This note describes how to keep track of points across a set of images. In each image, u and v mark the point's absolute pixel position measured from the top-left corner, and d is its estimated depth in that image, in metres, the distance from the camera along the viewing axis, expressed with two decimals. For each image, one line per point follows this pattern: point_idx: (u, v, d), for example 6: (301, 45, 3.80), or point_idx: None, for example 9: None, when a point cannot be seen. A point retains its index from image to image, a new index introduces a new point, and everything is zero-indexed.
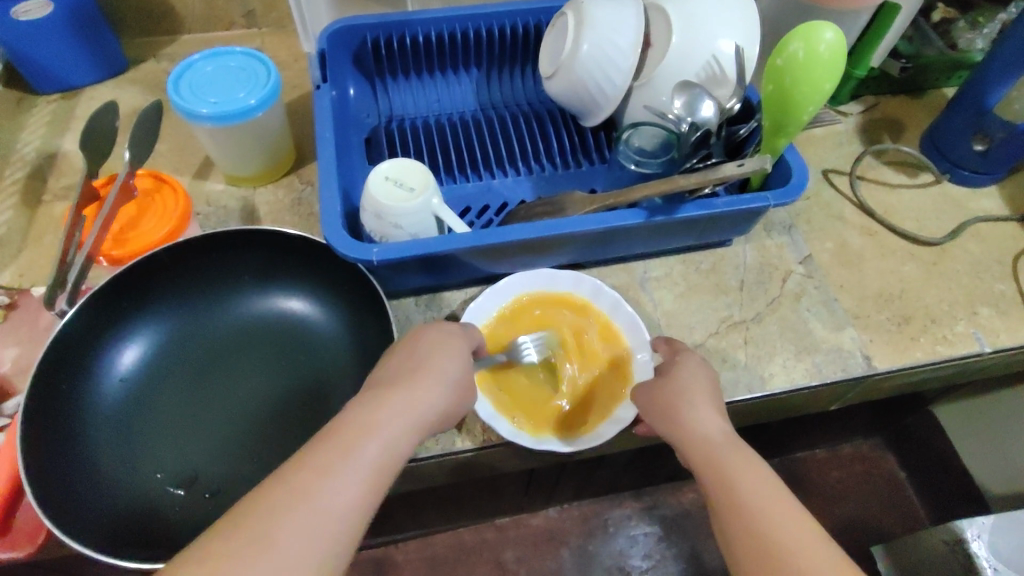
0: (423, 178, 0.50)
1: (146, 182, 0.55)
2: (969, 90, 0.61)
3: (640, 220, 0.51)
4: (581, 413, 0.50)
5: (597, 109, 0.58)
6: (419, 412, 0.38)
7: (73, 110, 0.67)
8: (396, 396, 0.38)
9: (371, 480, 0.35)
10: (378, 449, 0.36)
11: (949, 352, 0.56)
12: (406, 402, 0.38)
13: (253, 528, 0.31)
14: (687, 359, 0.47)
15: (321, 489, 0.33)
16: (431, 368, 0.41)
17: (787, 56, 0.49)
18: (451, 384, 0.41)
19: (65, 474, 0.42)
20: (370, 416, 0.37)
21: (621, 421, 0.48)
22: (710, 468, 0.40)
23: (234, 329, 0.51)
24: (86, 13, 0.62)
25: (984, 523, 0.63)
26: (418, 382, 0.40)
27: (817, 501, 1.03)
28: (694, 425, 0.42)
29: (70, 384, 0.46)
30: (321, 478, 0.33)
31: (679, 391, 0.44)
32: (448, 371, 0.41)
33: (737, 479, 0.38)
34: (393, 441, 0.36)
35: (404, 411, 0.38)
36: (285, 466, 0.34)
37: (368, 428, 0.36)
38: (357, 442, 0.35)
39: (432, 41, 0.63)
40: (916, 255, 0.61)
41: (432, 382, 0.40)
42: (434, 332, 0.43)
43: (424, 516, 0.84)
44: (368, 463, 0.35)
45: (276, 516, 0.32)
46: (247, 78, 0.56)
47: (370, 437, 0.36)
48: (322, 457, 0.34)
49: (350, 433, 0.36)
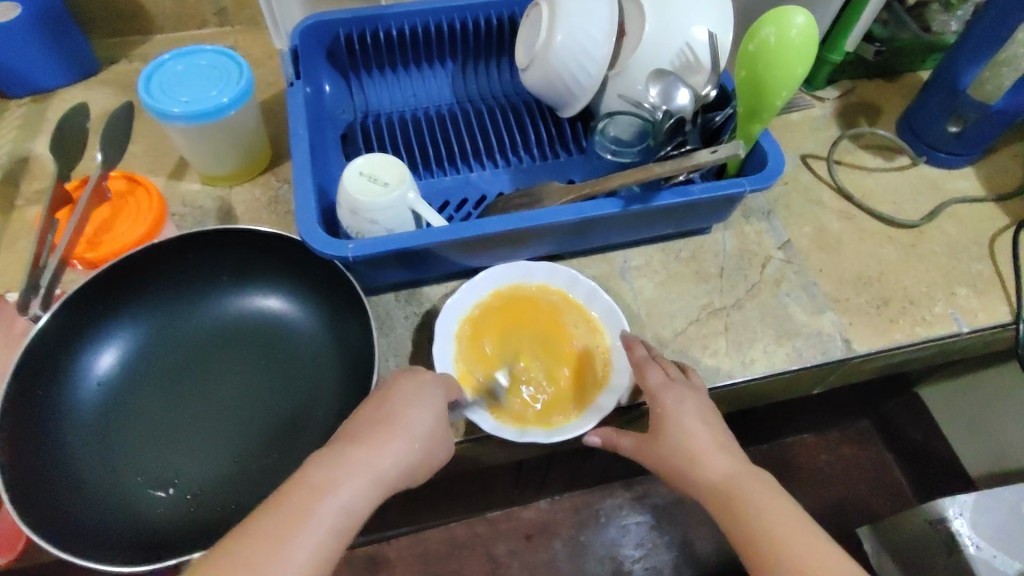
0: (398, 173, 0.49)
1: (120, 184, 0.54)
2: (943, 72, 0.61)
3: (617, 209, 0.51)
4: (563, 404, 0.50)
5: (573, 100, 0.58)
6: (383, 469, 0.38)
7: (44, 113, 0.66)
8: (357, 452, 0.38)
9: (322, 546, 0.34)
10: (334, 512, 0.35)
11: (927, 333, 0.56)
12: (367, 459, 0.38)
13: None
14: (667, 393, 0.45)
15: (274, 557, 0.33)
16: (400, 421, 0.40)
17: (759, 42, 0.49)
18: (418, 439, 0.40)
19: (43, 482, 0.42)
20: (329, 475, 0.36)
21: (602, 409, 0.48)
22: (727, 517, 0.41)
23: (212, 330, 0.51)
24: (54, 14, 0.61)
25: (966, 501, 0.64)
26: (384, 437, 0.39)
27: (807, 484, 1.04)
28: (701, 466, 0.43)
29: (47, 388, 0.45)
30: (273, 545, 0.33)
31: (675, 449, 0.44)
32: (416, 425, 0.40)
33: (756, 526, 0.39)
34: (351, 504, 0.36)
35: (364, 469, 0.37)
36: (239, 532, 0.34)
37: (326, 489, 0.36)
38: (316, 501, 0.35)
39: (405, 35, 0.63)
40: (894, 238, 0.62)
41: (397, 437, 0.39)
42: (410, 383, 0.42)
43: (414, 512, 0.84)
44: (322, 527, 0.35)
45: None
46: (219, 76, 0.55)
47: (327, 499, 0.35)
48: (280, 517, 0.34)
49: (306, 495, 0.35)
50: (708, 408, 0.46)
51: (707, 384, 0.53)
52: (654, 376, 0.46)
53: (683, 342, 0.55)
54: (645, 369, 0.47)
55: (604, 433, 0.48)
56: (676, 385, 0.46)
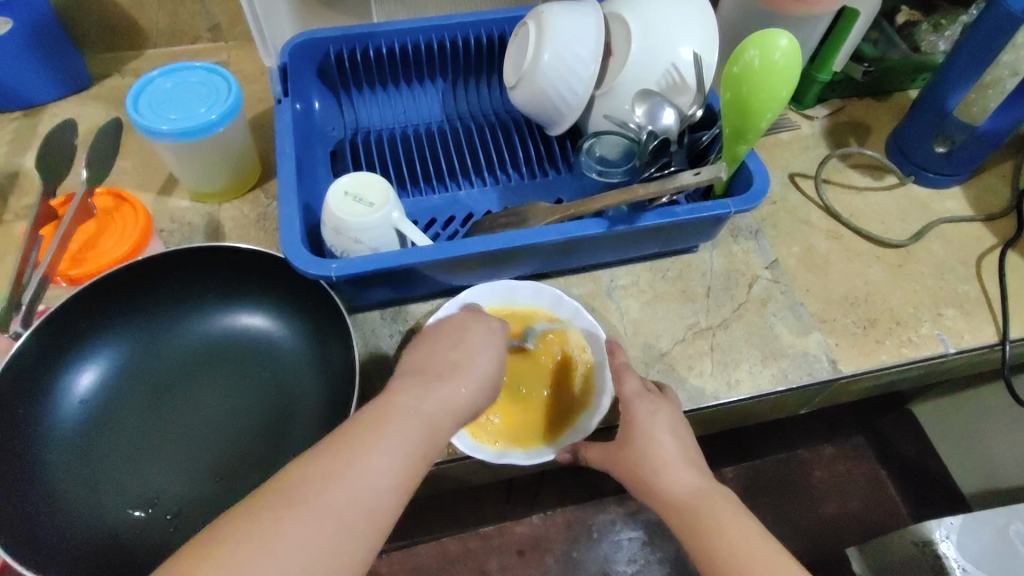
0: (382, 192, 0.50)
1: (106, 201, 0.54)
2: (929, 94, 0.61)
3: (602, 230, 0.51)
4: (546, 424, 0.50)
5: (561, 119, 0.58)
6: (460, 400, 0.38)
7: (35, 127, 0.66)
8: (438, 383, 0.38)
9: (410, 458, 0.35)
10: (421, 428, 0.36)
11: (913, 354, 0.56)
12: (447, 388, 0.38)
13: (299, 493, 0.32)
14: (641, 402, 0.45)
15: (365, 462, 0.33)
16: (477, 361, 0.40)
17: (743, 64, 0.49)
18: (491, 379, 0.41)
19: (19, 502, 0.41)
20: (415, 398, 0.37)
21: (582, 431, 0.49)
22: (689, 535, 0.40)
23: (195, 348, 0.51)
24: (46, 30, 0.62)
25: (953, 524, 0.63)
26: (462, 370, 0.39)
27: (802, 500, 1.03)
28: (666, 481, 0.43)
29: (25, 407, 0.45)
30: (364, 451, 0.34)
31: (642, 458, 0.44)
32: (492, 364, 0.41)
33: (715, 542, 0.39)
34: (434, 424, 0.36)
35: (445, 395, 0.38)
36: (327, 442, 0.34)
37: (413, 407, 0.36)
38: (398, 419, 0.35)
39: (396, 53, 0.63)
40: (881, 258, 0.62)
41: (475, 372, 0.40)
42: (479, 323, 0.43)
43: (404, 527, 0.83)
44: (409, 443, 0.35)
45: (321, 483, 0.32)
46: (208, 93, 0.55)
47: (412, 417, 0.36)
48: (365, 429, 0.34)
49: (394, 413, 0.36)
50: (680, 421, 0.46)
51: (692, 405, 0.53)
52: (630, 384, 0.47)
53: (669, 362, 0.55)
54: (623, 377, 0.47)
55: (574, 448, 0.48)
56: (652, 396, 0.46)
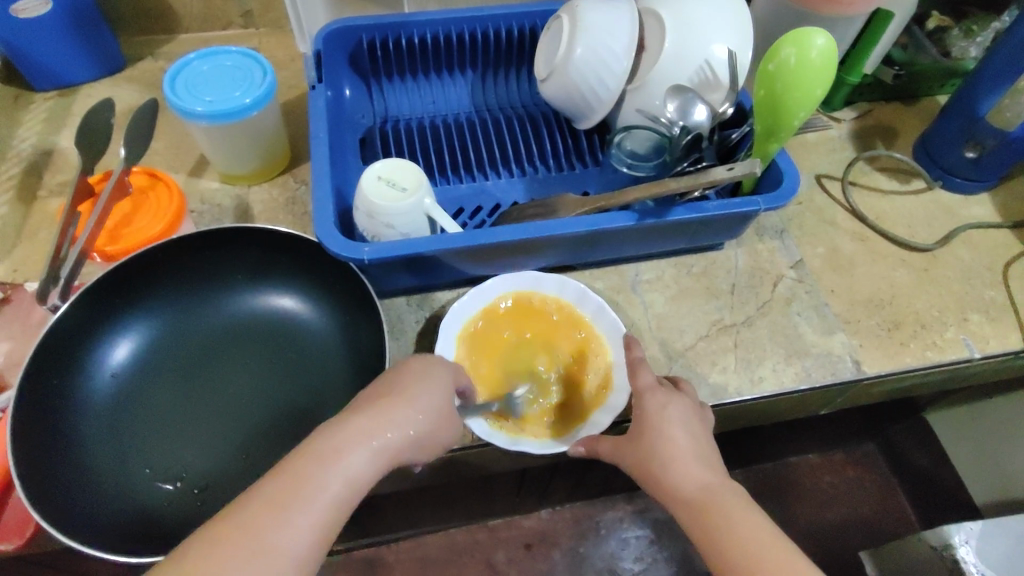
0: (416, 178, 0.50)
1: (140, 179, 0.55)
2: (960, 99, 0.61)
3: (631, 222, 0.51)
4: (558, 418, 0.50)
5: (590, 113, 0.58)
6: (385, 441, 0.37)
7: (69, 107, 0.67)
8: (362, 424, 0.37)
9: (326, 513, 0.34)
10: (338, 480, 0.35)
11: (938, 358, 0.56)
12: (373, 429, 0.37)
13: (202, 561, 0.31)
14: (652, 396, 0.46)
15: (270, 523, 0.33)
16: (406, 396, 0.39)
17: (779, 61, 0.49)
18: (423, 414, 0.39)
19: (55, 469, 0.42)
20: (335, 445, 0.36)
21: (597, 425, 0.49)
22: (698, 530, 0.40)
23: (226, 327, 0.51)
24: (84, 10, 0.62)
25: (972, 529, 0.63)
26: (390, 411, 0.38)
27: (811, 505, 1.03)
28: (674, 477, 0.42)
29: (61, 378, 0.46)
30: (275, 511, 0.33)
31: (652, 451, 0.44)
32: (420, 400, 0.39)
33: (726, 539, 0.39)
34: (356, 474, 0.35)
35: (367, 437, 0.36)
36: (236, 506, 0.33)
37: (329, 457, 0.35)
38: (312, 474, 0.34)
39: (428, 43, 0.64)
40: (907, 261, 0.62)
41: (404, 410, 0.38)
42: (419, 362, 0.42)
43: (416, 515, 0.84)
44: (327, 499, 0.34)
45: (226, 548, 0.32)
46: (243, 77, 0.56)
47: (331, 469, 0.35)
48: (275, 487, 0.34)
49: (307, 467, 0.35)
50: (694, 415, 0.46)
51: (715, 401, 0.53)
52: (644, 377, 0.47)
53: (692, 358, 0.55)
54: (636, 371, 0.48)
55: (587, 442, 0.47)
56: (664, 389, 0.47)
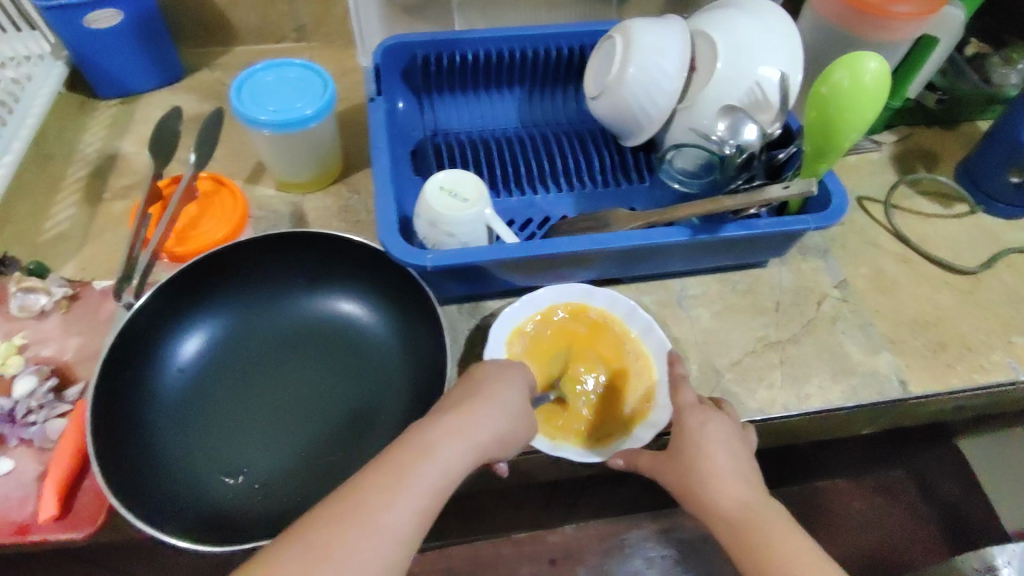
0: (477, 190, 0.52)
1: (206, 185, 0.58)
2: (1003, 126, 0.62)
3: (683, 237, 0.52)
4: (598, 429, 0.51)
5: (640, 131, 0.59)
6: (477, 437, 0.38)
7: (132, 114, 0.70)
8: (453, 419, 0.38)
9: (429, 501, 0.35)
10: (437, 471, 0.36)
11: (984, 380, 0.56)
12: (463, 425, 0.38)
13: (317, 541, 0.32)
14: (691, 413, 0.46)
15: (380, 507, 0.33)
16: (487, 395, 0.40)
17: (832, 84, 0.50)
18: (509, 414, 0.40)
19: (126, 458, 0.43)
20: (429, 437, 0.37)
21: (638, 440, 0.49)
22: (738, 548, 0.40)
23: (286, 327, 0.53)
24: (151, 22, 0.65)
25: (1013, 551, 0.65)
26: (475, 410, 0.39)
27: (842, 532, 1.01)
28: (712, 494, 0.42)
29: (133, 370, 0.47)
30: (383, 495, 0.34)
31: (690, 467, 0.44)
32: (506, 401, 0.41)
33: (764, 556, 0.39)
34: (450, 465, 0.36)
35: (461, 434, 0.37)
36: (343, 490, 0.34)
37: (426, 449, 0.36)
38: (414, 464, 0.35)
39: (480, 60, 0.66)
40: (951, 283, 0.62)
41: (488, 409, 0.40)
42: (493, 367, 0.44)
43: (446, 526, 0.84)
44: (429, 484, 0.35)
45: (340, 531, 0.32)
46: (305, 89, 0.58)
47: (428, 459, 0.36)
48: (380, 474, 0.35)
49: (410, 452, 0.36)
50: (734, 434, 0.46)
51: (762, 417, 0.53)
52: (686, 395, 0.48)
53: (739, 372, 0.55)
54: (680, 387, 0.49)
55: (627, 454, 0.48)
56: (703, 407, 0.47)
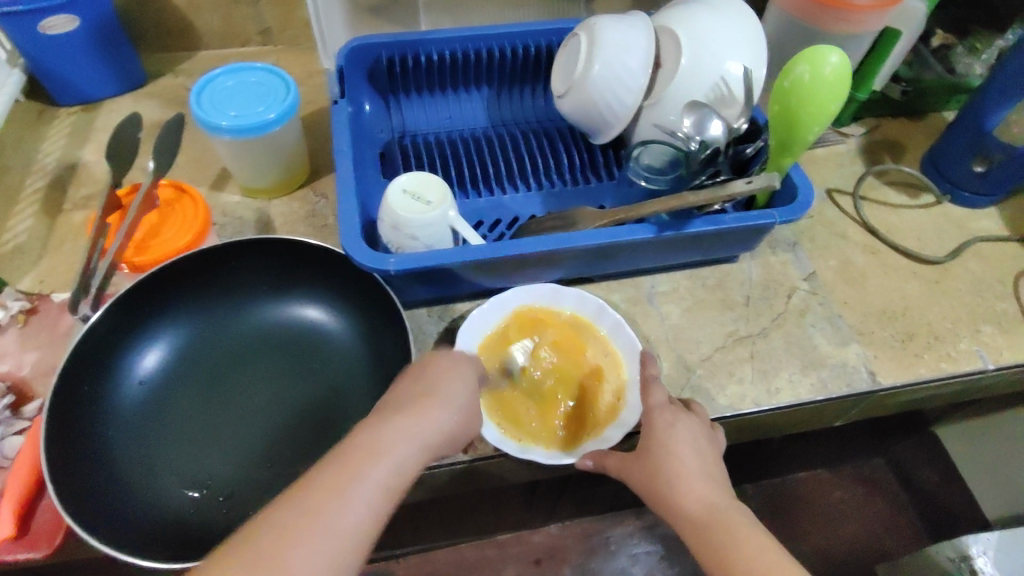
0: (440, 192, 0.51)
1: (167, 192, 0.56)
2: (967, 114, 0.62)
3: (649, 235, 0.52)
4: (570, 429, 0.51)
5: (606, 128, 0.59)
6: (427, 435, 0.38)
7: (93, 122, 0.68)
8: (401, 417, 0.38)
9: (378, 503, 0.34)
10: (385, 473, 0.35)
11: (952, 369, 0.57)
12: (414, 424, 0.38)
13: (259, 550, 0.31)
14: (660, 413, 0.46)
15: (326, 513, 0.33)
16: (439, 392, 0.40)
17: (793, 79, 0.50)
18: (459, 410, 0.40)
19: (84, 475, 0.42)
20: (380, 438, 0.36)
21: (607, 441, 0.49)
22: (703, 549, 0.40)
23: (250, 336, 0.52)
24: (109, 28, 0.64)
25: (988, 540, 0.66)
26: (425, 407, 0.39)
27: (822, 522, 1.03)
28: (678, 496, 0.42)
29: (92, 385, 0.46)
30: (328, 500, 0.33)
31: (658, 468, 0.43)
32: (456, 396, 0.40)
33: (727, 560, 0.39)
34: (402, 465, 0.36)
35: (410, 433, 0.37)
36: (287, 496, 0.34)
37: (373, 451, 0.36)
38: (361, 468, 0.35)
39: (445, 60, 0.65)
40: (918, 273, 0.63)
41: (440, 407, 0.39)
42: (446, 358, 0.43)
43: (427, 530, 0.83)
44: (376, 486, 0.35)
45: (284, 540, 0.32)
46: (266, 93, 0.57)
47: (379, 460, 0.35)
48: (326, 479, 0.34)
49: (357, 455, 0.35)
50: (702, 436, 0.45)
51: (733, 412, 0.53)
52: (656, 396, 0.47)
53: (709, 368, 0.55)
54: (650, 388, 0.48)
55: (595, 455, 0.47)
56: (674, 408, 0.47)
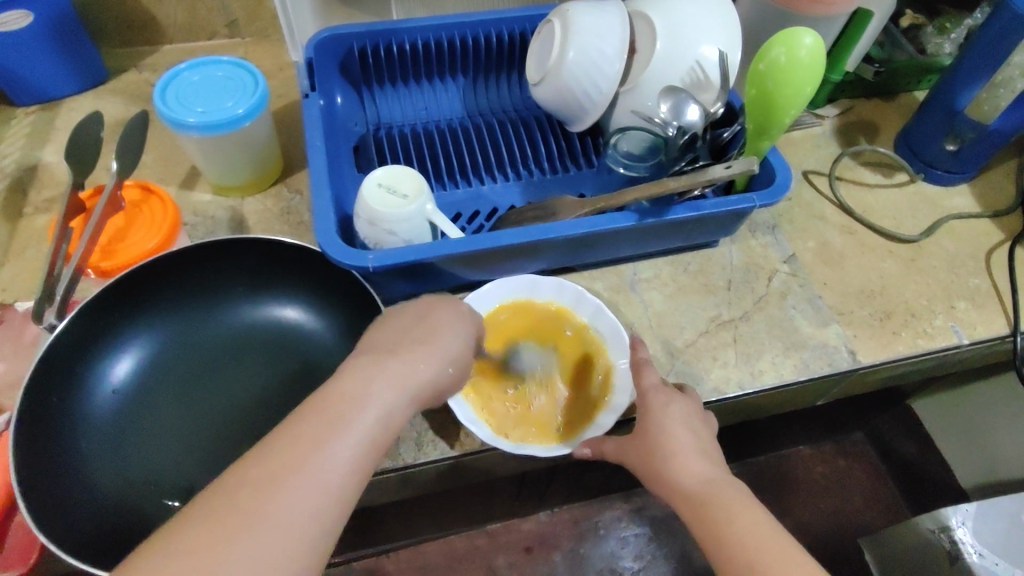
0: (416, 185, 0.50)
1: (133, 193, 0.55)
2: (938, 94, 0.63)
3: (631, 222, 0.52)
4: (560, 421, 0.50)
5: (584, 116, 0.59)
6: (416, 378, 0.36)
7: (53, 121, 0.66)
8: (391, 361, 0.36)
9: (369, 447, 0.33)
10: (377, 415, 0.34)
11: (929, 345, 0.58)
12: (406, 368, 0.36)
13: (246, 492, 0.30)
14: (655, 394, 0.46)
15: (316, 455, 0.32)
16: (432, 339, 0.39)
17: (769, 61, 0.50)
18: (450, 359, 0.39)
19: (57, 488, 0.41)
20: (364, 380, 0.35)
21: (600, 427, 0.49)
22: (696, 522, 0.39)
23: (226, 338, 0.51)
24: (66, 24, 0.61)
25: (968, 511, 0.67)
26: (414, 350, 0.38)
27: (805, 497, 1.05)
28: (673, 471, 0.42)
29: (62, 395, 0.45)
30: (318, 443, 0.32)
31: (653, 445, 0.44)
32: (447, 344, 0.39)
33: (721, 530, 0.38)
34: (394, 408, 0.35)
35: (403, 378, 0.36)
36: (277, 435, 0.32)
37: (363, 393, 0.34)
38: (351, 411, 0.33)
39: (418, 49, 0.63)
40: (895, 252, 0.63)
41: (432, 353, 0.38)
42: (439, 305, 0.42)
43: (417, 524, 0.83)
44: (369, 428, 0.34)
45: (271, 482, 0.30)
46: (234, 87, 0.55)
47: (367, 403, 0.34)
48: (316, 420, 0.33)
49: (346, 397, 0.34)
50: (696, 415, 0.46)
51: (718, 396, 0.54)
52: (649, 377, 0.47)
53: (693, 354, 0.56)
54: (641, 370, 0.48)
55: (593, 443, 0.48)
56: (668, 389, 0.47)
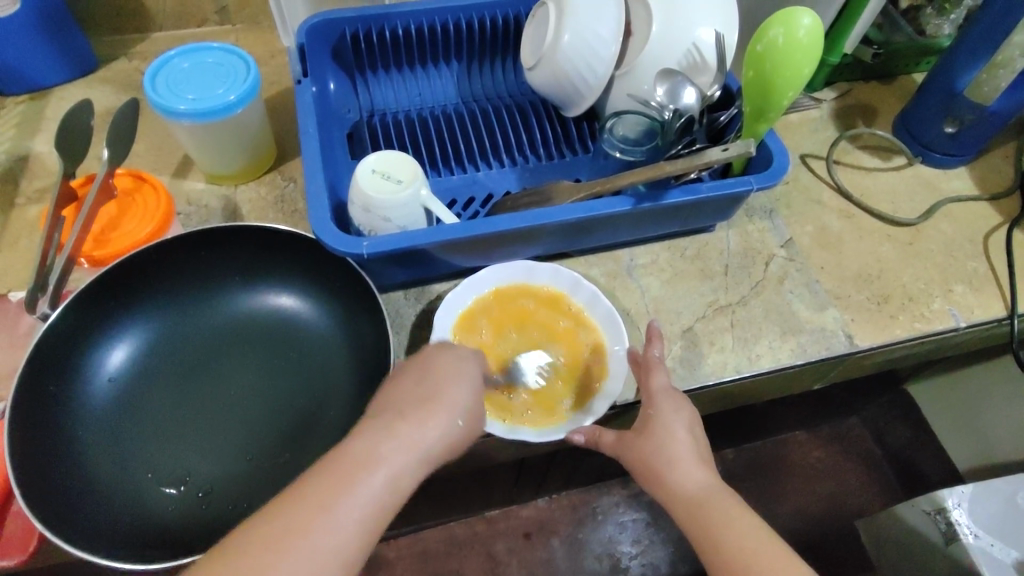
0: (411, 170, 0.50)
1: (125, 182, 0.54)
2: (938, 75, 0.62)
3: (628, 207, 0.51)
4: (552, 405, 0.50)
5: (580, 100, 0.58)
6: (427, 442, 0.36)
7: (42, 111, 0.65)
8: (401, 425, 0.36)
9: (371, 516, 0.34)
10: (381, 483, 0.34)
11: (926, 329, 0.58)
12: (413, 432, 0.36)
13: (248, 560, 0.31)
14: (664, 398, 0.46)
15: (317, 528, 0.32)
16: (442, 395, 0.38)
17: (767, 43, 0.49)
18: (463, 415, 0.38)
19: (54, 477, 0.41)
20: (372, 446, 0.35)
21: (593, 414, 0.49)
22: (695, 526, 0.40)
23: (221, 326, 0.50)
24: (54, 11, 0.60)
25: (963, 492, 0.68)
26: (426, 410, 0.37)
27: (802, 481, 1.05)
28: (676, 479, 0.42)
29: (57, 385, 0.45)
30: (318, 512, 0.33)
31: (657, 450, 0.43)
32: (459, 400, 0.39)
33: (723, 543, 0.38)
34: (397, 477, 0.35)
35: (410, 442, 0.36)
36: (278, 502, 0.33)
37: (369, 460, 0.35)
38: (355, 478, 0.34)
39: (411, 35, 0.63)
40: (892, 236, 0.63)
41: (441, 412, 0.38)
42: (451, 355, 0.41)
43: (416, 511, 0.83)
44: (371, 498, 0.34)
45: (272, 552, 0.31)
46: (226, 74, 0.54)
47: (373, 470, 0.34)
48: (319, 488, 0.33)
49: (352, 464, 0.34)
50: (699, 423, 0.46)
51: (716, 379, 0.54)
52: (658, 379, 0.47)
53: (691, 339, 0.56)
54: (652, 372, 0.47)
55: (588, 430, 0.47)
56: (675, 394, 0.46)
